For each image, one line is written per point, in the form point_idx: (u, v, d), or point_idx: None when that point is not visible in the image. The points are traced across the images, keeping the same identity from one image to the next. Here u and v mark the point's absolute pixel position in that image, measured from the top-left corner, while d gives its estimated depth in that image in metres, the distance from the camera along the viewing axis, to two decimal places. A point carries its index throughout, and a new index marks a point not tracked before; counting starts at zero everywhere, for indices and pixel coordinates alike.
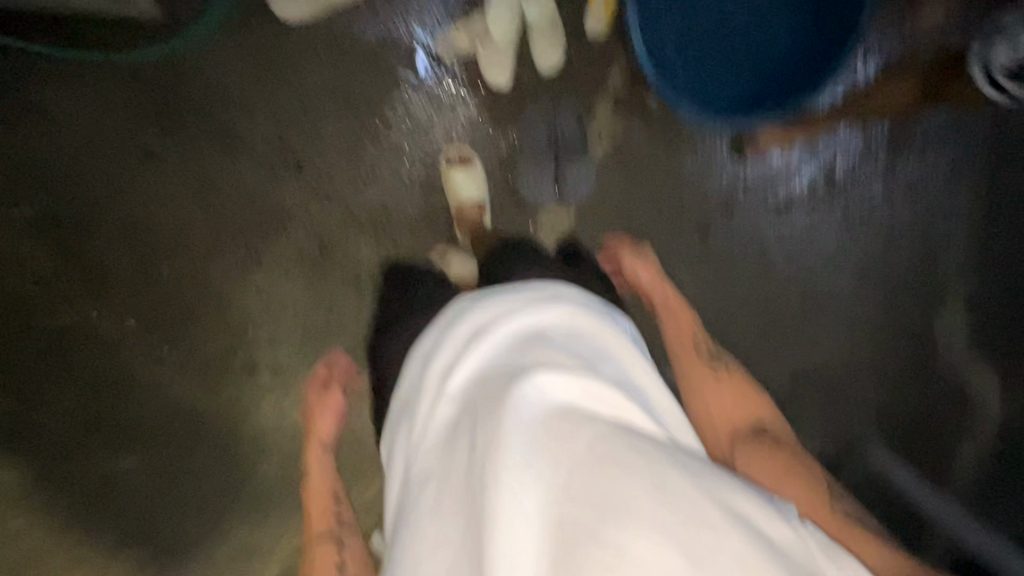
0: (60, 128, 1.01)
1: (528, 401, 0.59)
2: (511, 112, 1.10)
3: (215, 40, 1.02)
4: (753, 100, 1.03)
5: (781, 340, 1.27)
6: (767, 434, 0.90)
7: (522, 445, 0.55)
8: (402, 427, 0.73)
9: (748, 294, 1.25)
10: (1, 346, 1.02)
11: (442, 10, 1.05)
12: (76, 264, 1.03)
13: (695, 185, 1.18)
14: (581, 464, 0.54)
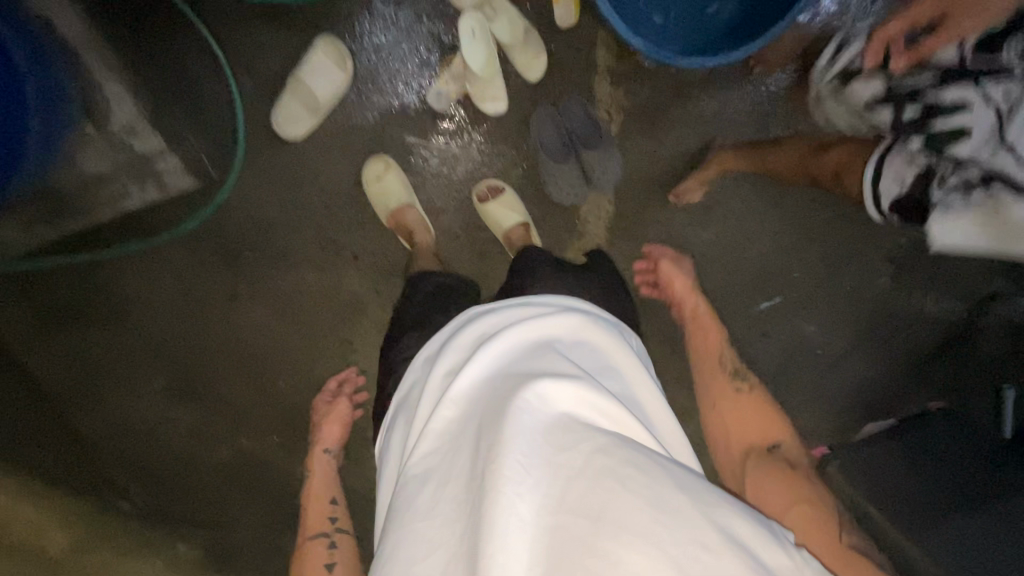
0: (156, 305, 1.14)
1: (529, 404, 0.55)
2: (519, 127, 1.11)
3: (242, 180, 1.08)
4: (750, 23, 1.00)
5: (859, 231, 1.25)
6: (787, 452, 0.95)
7: (521, 446, 0.51)
8: (395, 434, 0.71)
9: (807, 199, 1.24)
10: (184, 489, 1.15)
11: (420, 65, 1.06)
12: (216, 407, 1.18)
13: (722, 117, 1.14)
14: (576, 475, 0.50)
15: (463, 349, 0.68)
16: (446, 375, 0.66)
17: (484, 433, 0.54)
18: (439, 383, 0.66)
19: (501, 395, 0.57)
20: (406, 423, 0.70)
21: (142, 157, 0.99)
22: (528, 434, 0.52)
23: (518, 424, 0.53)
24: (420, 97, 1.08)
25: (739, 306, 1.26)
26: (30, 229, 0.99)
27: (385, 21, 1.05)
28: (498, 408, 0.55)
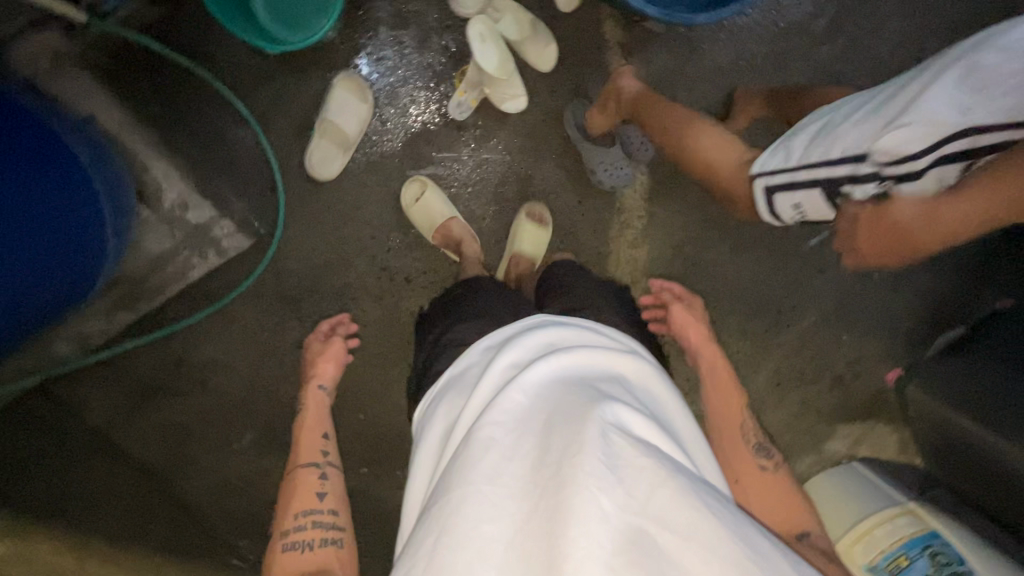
0: (230, 365, 1.17)
1: (607, 414, 0.49)
2: (540, 120, 1.13)
3: (287, 227, 1.10)
4: None
5: None
6: (817, 542, 0.83)
7: (603, 447, 0.45)
8: (436, 416, 0.64)
9: None
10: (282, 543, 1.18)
11: (436, 80, 1.08)
12: None
13: (738, 64, 1.14)
14: (662, 485, 0.44)
15: (530, 348, 0.61)
16: (507, 365, 0.59)
17: (560, 428, 0.48)
18: (500, 371, 0.59)
19: (576, 398, 0.51)
20: (454, 405, 0.63)
21: (199, 227, 1.04)
22: (609, 443, 0.46)
23: (600, 427, 0.47)
24: (441, 110, 1.09)
25: (789, 248, 1.25)
26: (113, 315, 1.05)
27: (395, 44, 1.07)
28: (576, 409, 0.49)
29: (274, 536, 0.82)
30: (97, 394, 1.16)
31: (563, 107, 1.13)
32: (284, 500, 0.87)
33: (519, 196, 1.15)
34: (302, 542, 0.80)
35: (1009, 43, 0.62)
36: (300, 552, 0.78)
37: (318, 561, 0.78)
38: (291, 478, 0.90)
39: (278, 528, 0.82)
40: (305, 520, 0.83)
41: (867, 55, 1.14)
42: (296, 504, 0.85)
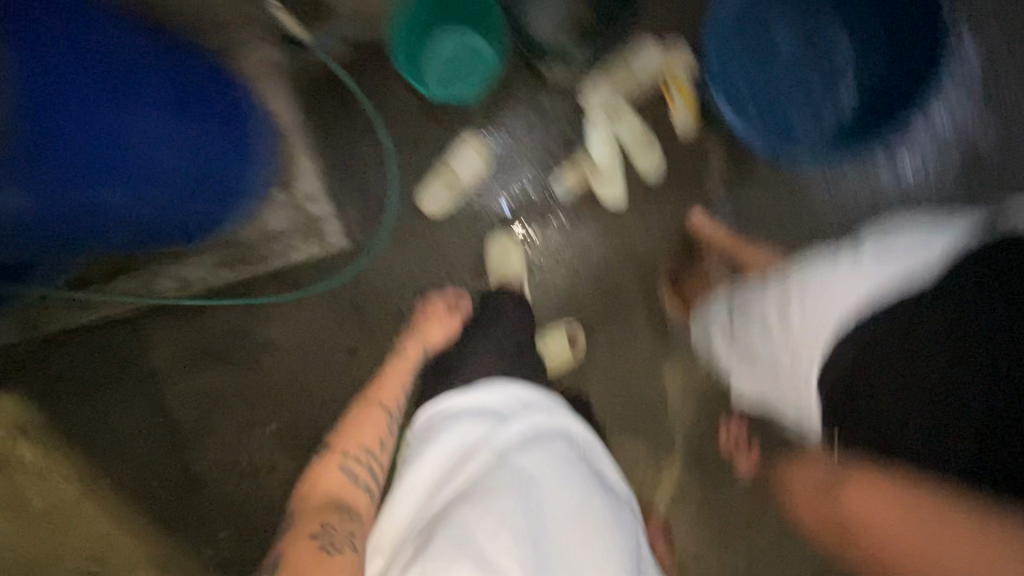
0: (287, 352, 1.25)
1: (606, 492, 0.79)
2: (632, 219, 1.21)
3: (382, 247, 1.22)
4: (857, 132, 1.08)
5: None
6: None
7: (610, 518, 0.76)
8: (461, 433, 0.77)
9: None
10: (253, 538, 1.29)
11: (549, 162, 1.21)
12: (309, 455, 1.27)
13: (832, 218, 1.19)
14: (632, 551, 0.77)
15: (556, 418, 0.82)
16: (539, 422, 0.79)
17: (590, 495, 0.76)
18: (535, 424, 0.79)
19: (590, 473, 0.79)
20: (479, 430, 0.77)
21: (316, 219, 1.17)
22: (613, 515, 0.77)
23: (608, 505, 0.77)
24: (547, 189, 1.22)
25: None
26: (219, 269, 1.18)
27: (524, 124, 1.20)
28: (594, 484, 0.78)
29: (333, 453, 0.88)
30: (166, 336, 1.26)
31: (656, 215, 1.21)
32: (354, 431, 0.91)
33: (594, 279, 1.22)
34: (355, 470, 0.86)
35: (801, 320, 0.79)
36: (350, 478, 0.85)
37: (352, 492, 0.83)
38: (367, 412, 0.94)
39: (341, 448, 0.88)
40: (366, 453, 0.88)
41: None
42: (366, 435, 0.90)
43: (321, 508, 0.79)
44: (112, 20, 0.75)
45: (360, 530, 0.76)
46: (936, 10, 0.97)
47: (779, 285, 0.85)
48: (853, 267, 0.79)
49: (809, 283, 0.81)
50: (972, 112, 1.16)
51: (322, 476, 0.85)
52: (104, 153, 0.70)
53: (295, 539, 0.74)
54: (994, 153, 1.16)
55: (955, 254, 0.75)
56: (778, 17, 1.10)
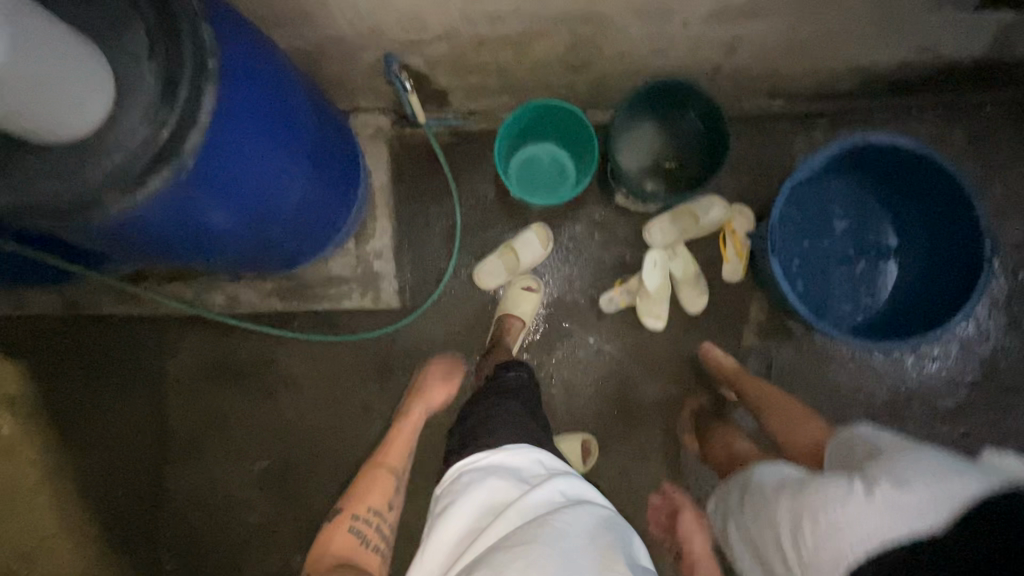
0: (302, 391, 1.25)
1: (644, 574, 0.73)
2: (665, 346, 1.26)
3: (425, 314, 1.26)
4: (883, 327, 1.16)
5: None
6: None
7: None
8: (494, 490, 0.78)
9: None
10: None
11: (600, 275, 1.27)
12: (291, 501, 1.23)
13: (854, 393, 1.23)
14: None
15: (579, 486, 0.80)
16: (568, 488, 0.79)
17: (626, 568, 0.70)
18: (565, 489, 0.78)
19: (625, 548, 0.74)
20: (508, 489, 0.78)
21: (375, 274, 1.22)
22: None
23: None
24: (594, 302, 1.27)
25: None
26: (268, 297, 1.22)
27: (585, 236, 1.27)
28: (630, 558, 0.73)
29: (344, 513, 0.93)
30: (190, 343, 1.26)
31: (691, 351, 1.26)
32: (362, 489, 0.98)
33: (616, 393, 1.26)
34: (368, 521, 0.93)
35: (819, 531, 0.63)
36: (366, 526, 0.92)
37: (367, 537, 0.91)
38: (371, 474, 1.01)
39: (352, 507, 0.95)
40: (378, 506, 0.96)
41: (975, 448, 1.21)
42: (375, 492, 0.98)
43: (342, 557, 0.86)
44: (261, 41, 0.69)
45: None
46: (975, 243, 1.03)
47: (790, 493, 0.71)
48: (859, 498, 0.60)
49: (814, 510, 0.65)
50: (1000, 328, 1.23)
51: (334, 532, 0.90)
52: (247, 177, 0.67)
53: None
54: (1014, 371, 1.22)
55: (986, 505, 0.54)
56: (835, 202, 1.22)
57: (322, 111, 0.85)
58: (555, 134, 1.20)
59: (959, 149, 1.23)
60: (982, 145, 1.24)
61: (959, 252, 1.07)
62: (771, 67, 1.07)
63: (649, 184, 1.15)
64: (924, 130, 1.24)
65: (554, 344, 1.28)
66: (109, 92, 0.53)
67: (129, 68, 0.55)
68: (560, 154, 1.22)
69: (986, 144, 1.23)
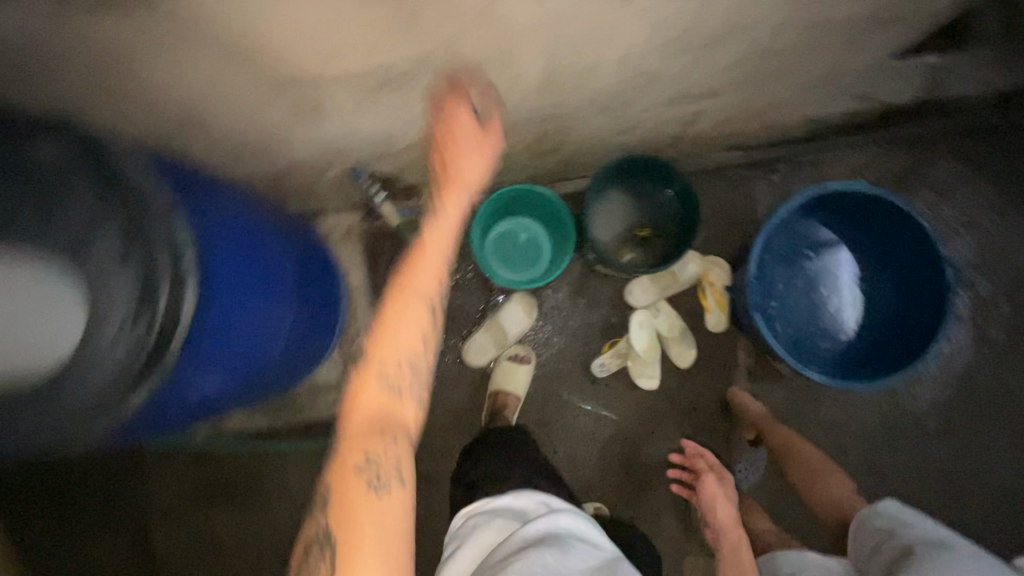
0: (297, 506, 1.19)
1: None
2: (661, 404, 1.27)
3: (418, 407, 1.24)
4: (869, 363, 1.19)
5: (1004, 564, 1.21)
6: None
7: None
8: (495, 531, 0.77)
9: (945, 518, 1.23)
10: None
11: (588, 342, 1.27)
12: None
13: (849, 424, 1.26)
14: None
15: (587, 530, 0.77)
16: (571, 528, 0.76)
17: None
18: (567, 527, 0.76)
19: None
20: (509, 528, 0.78)
21: None
22: None
23: None
24: (587, 368, 1.27)
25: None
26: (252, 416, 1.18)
27: (569, 305, 1.28)
28: None
29: (369, 353, 0.57)
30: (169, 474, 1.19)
31: (687, 404, 1.27)
32: (386, 317, 0.58)
33: (621, 459, 1.26)
34: (398, 375, 0.57)
35: None
36: (390, 384, 0.57)
37: (404, 407, 0.58)
38: (397, 296, 0.58)
39: (377, 352, 0.57)
40: (403, 356, 0.58)
41: (969, 462, 1.25)
42: (404, 326, 0.58)
43: (367, 429, 0.55)
44: (227, 192, 0.72)
45: (407, 457, 0.56)
46: (940, 275, 1.08)
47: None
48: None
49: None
50: (971, 342, 1.28)
51: (356, 385, 0.57)
52: (229, 330, 0.68)
53: (338, 469, 0.54)
54: (991, 381, 1.27)
55: None
56: (804, 241, 1.26)
57: (306, 247, 0.87)
58: (532, 210, 1.21)
59: (904, 181, 1.31)
60: (923, 173, 1.32)
61: (925, 280, 1.13)
62: (726, 130, 1.11)
63: (627, 253, 1.18)
64: (870, 166, 1.31)
65: (552, 415, 1.27)
66: (80, 321, 0.51)
67: (102, 283, 0.52)
68: (536, 229, 1.22)
69: (927, 172, 1.31)
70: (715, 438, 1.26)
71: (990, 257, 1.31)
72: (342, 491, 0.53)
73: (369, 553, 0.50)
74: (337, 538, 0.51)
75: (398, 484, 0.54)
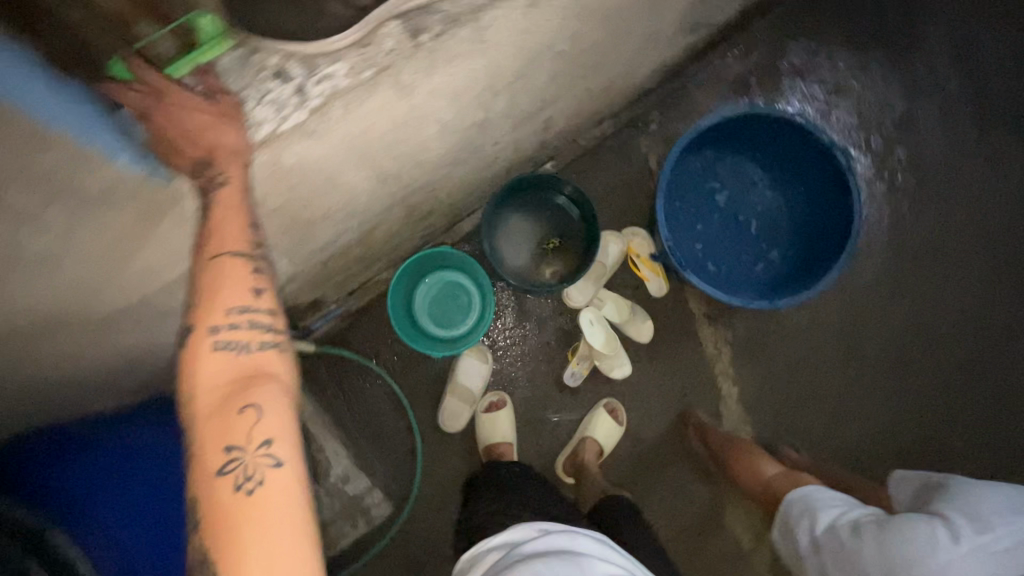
0: None
1: None
2: (642, 381, 1.28)
3: (422, 493, 1.21)
4: (804, 265, 1.22)
5: (987, 372, 1.30)
6: None
7: None
8: (491, 564, 0.75)
9: (925, 357, 1.31)
10: None
11: (551, 357, 1.26)
12: None
13: (811, 320, 1.30)
14: None
15: (595, 548, 0.75)
16: (574, 546, 0.74)
17: None
18: (570, 543, 0.74)
19: None
20: (504, 557, 0.76)
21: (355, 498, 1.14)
22: None
23: None
24: (561, 382, 1.26)
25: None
26: None
27: (518, 331, 1.26)
28: None
29: (199, 332, 0.54)
30: None
31: (664, 370, 1.28)
32: (208, 292, 0.55)
33: (629, 447, 1.27)
34: (239, 344, 0.54)
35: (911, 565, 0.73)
36: (235, 357, 0.53)
37: (262, 371, 0.53)
38: (211, 271, 0.56)
39: (208, 322, 0.54)
40: (239, 319, 0.55)
41: (926, 300, 1.31)
42: (229, 293, 0.55)
43: (216, 417, 0.49)
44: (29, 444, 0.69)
45: (281, 428, 0.50)
46: (832, 159, 1.14)
47: (873, 530, 0.79)
48: (952, 547, 0.70)
49: (905, 547, 0.74)
50: (882, 195, 1.34)
51: (197, 375, 0.52)
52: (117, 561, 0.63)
53: (201, 477, 0.48)
54: (913, 221, 1.33)
55: None
56: (702, 175, 1.27)
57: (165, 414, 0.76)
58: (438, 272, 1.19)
59: (765, 77, 1.32)
60: (779, 62, 1.33)
61: (833, 166, 1.15)
62: (581, 113, 1.09)
63: (548, 268, 1.18)
64: (729, 78, 1.32)
65: (549, 440, 1.26)
66: None
67: None
68: (453, 278, 1.19)
69: (782, 59, 1.33)
70: (702, 390, 1.28)
71: (869, 111, 1.34)
72: (212, 499, 0.47)
73: (250, 531, 0.45)
74: (215, 553, 0.45)
75: (273, 463, 0.48)
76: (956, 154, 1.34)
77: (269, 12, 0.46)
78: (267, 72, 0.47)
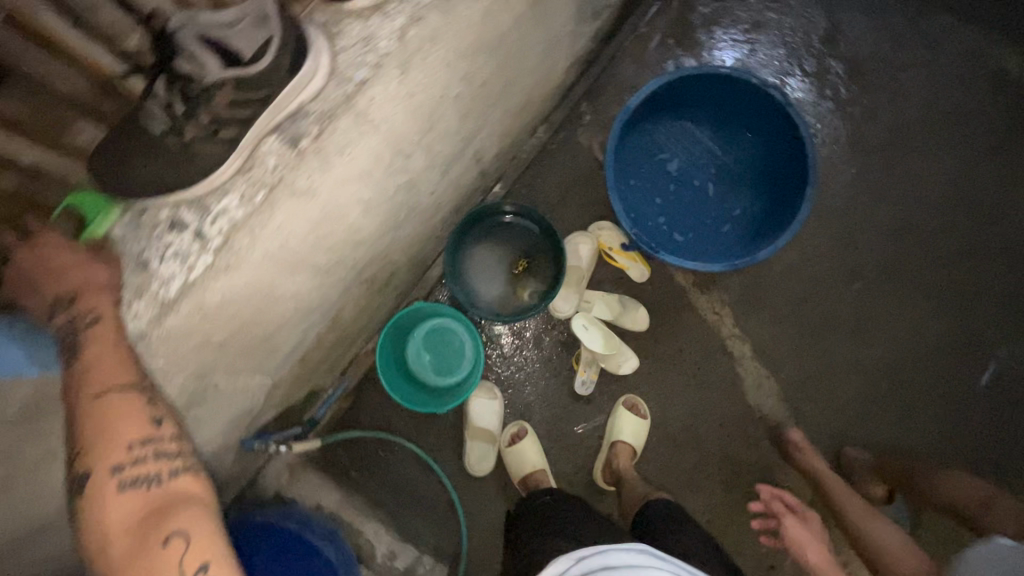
0: None
1: None
2: (652, 368, 1.26)
3: (473, 541, 1.20)
4: (773, 206, 1.20)
5: (987, 251, 1.27)
6: None
7: None
8: None
9: (921, 256, 1.28)
10: None
11: (557, 372, 1.25)
12: None
13: (799, 256, 1.28)
14: None
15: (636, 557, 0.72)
16: (610, 563, 0.72)
17: None
18: (606, 561, 0.72)
19: None
20: None
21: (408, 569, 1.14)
22: None
23: None
24: (574, 393, 1.25)
25: (934, 392, 1.25)
26: None
27: (517, 357, 1.25)
28: None
29: (98, 475, 0.52)
30: None
31: (671, 350, 1.26)
32: (96, 436, 0.53)
33: (660, 435, 1.25)
34: (148, 477, 0.52)
35: None
36: (143, 492, 0.51)
37: (181, 496, 0.52)
38: (95, 410, 0.53)
39: (105, 463, 0.52)
40: (144, 452, 0.54)
41: (905, 201, 1.29)
42: (125, 430, 0.54)
43: (139, 557, 0.47)
44: None
45: (214, 550, 0.47)
46: (767, 96, 1.13)
47: None
48: None
49: None
50: (830, 113, 1.31)
51: (105, 523, 0.50)
52: None
53: None
54: (869, 128, 1.30)
55: None
56: (647, 152, 1.26)
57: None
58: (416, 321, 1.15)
59: (679, 35, 1.31)
60: (688, 17, 1.31)
61: (769, 102, 1.14)
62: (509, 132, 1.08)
63: (524, 291, 1.16)
64: (645, 48, 1.30)
65: (580, 452, 1.24)
66: None
67: None
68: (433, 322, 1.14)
69: (690, 13, 1.31)
70: (714, 357, 1.26)
71: (791, 35, 1.32)
72: None
73: None
74: None
75: None
76: (889, 48, 1.31)
77: (151, 179, 0.51)
78: (161, 225, 0.55)
